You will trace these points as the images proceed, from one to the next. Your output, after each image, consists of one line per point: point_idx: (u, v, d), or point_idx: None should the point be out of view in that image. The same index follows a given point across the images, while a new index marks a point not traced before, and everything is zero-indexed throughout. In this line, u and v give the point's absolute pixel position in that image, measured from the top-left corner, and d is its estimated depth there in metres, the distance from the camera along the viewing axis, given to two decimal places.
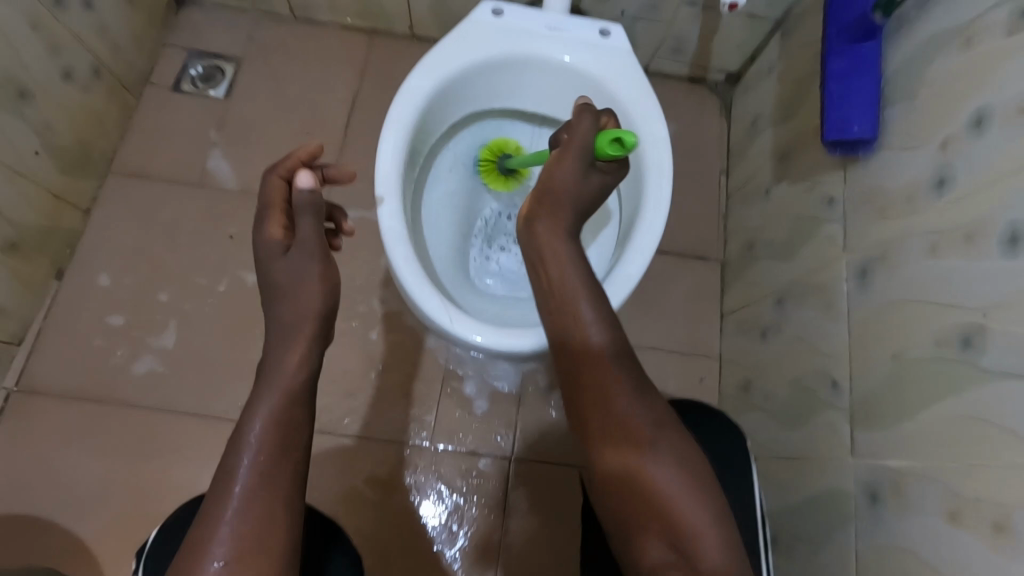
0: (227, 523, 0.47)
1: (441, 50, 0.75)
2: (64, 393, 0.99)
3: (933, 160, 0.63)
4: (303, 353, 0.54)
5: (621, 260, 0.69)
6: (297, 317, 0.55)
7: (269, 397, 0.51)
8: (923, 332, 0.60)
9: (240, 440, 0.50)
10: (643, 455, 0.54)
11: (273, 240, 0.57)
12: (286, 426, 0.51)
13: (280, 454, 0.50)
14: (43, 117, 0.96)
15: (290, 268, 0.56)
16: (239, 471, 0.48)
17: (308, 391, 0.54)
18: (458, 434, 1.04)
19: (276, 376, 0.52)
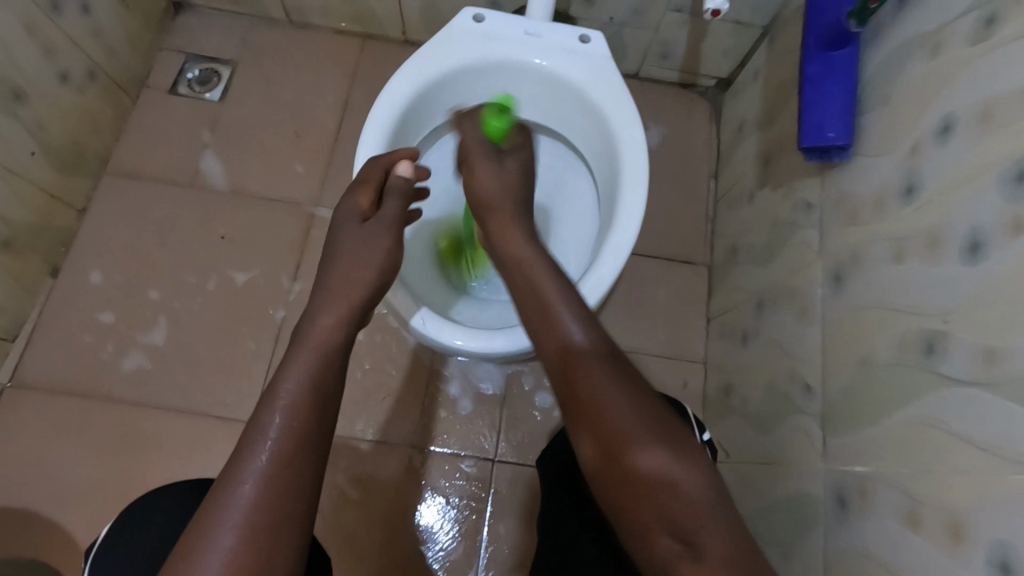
0: (248, 489, 0.43)
1: (422, 56, 0.76)
2: (55, 389, 1.01)
3: (902, 167, 0.63)
4: (343, 319, 0.53)
5: (595, 262, 0.70)
6: (343, 285, 0.55)
7: (301, 359, 0.49)
8: (889, 337, 0.60)
9: (268, 404, 0.47)
10: (630, 439, 0.49)
11: (360, 209, 0.62)
12: (318, 389, 0.48)
13: (310, 417, 0.47)
14: (38, 118, 0.98)
15: (364, 234, 0.59)
16: (264, 437, 0.45)
17: (343, 358, 0.52)
18: (441, 434, 1.05)
19: (311, 339, 0.51)
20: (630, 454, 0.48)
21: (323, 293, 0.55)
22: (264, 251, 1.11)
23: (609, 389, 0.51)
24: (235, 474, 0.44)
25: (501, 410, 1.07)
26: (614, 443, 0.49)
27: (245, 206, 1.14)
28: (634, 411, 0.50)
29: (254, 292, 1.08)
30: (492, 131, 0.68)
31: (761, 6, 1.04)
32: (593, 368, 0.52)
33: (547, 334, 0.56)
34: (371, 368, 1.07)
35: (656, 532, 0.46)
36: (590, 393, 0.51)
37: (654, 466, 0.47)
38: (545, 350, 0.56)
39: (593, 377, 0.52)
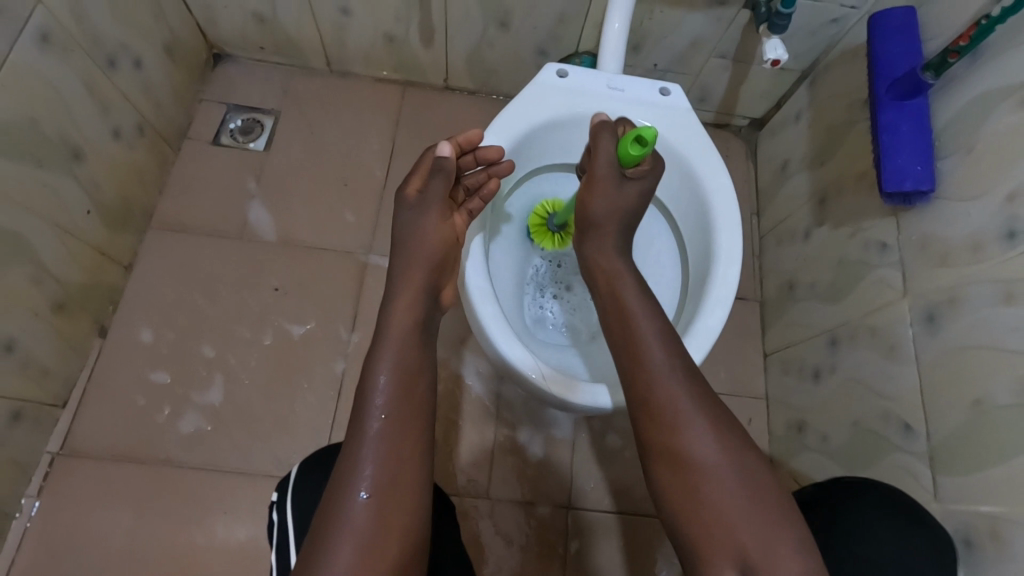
0: (370, 458, 0.54)
1: (510, 112, 0.78)
2: (110, 456, 0.96)
3: (998, 212, 0.66)
4: (411, 305, 0.64)
5: (701, 312, 0.70)
6: (408, 275, 0.66)
7: (386, 349, 0.61)
8: (1005, 377, 0.62)
9: (371, 386, 0.58)
10: (682, 443, 0.57)
11: (409, 194, 0.69)
12: (408, 370, 0.60)
13: (405, 394, 0.58)
14: (94, 175, 0.96)
15: (411, 218, 0.69)
16: (371, 412, 0.57)
17: (419, 338, 0.63)
18: (513, 484, 1.03)
19: (392, 335, 0.62)
20: (709, 488, 0.55)
21: (396, 282, 0.66)
22: (319, 302, 1.09)
23: (697, 428, 0.57)
24: (356, 449, 0.55)
25: (570, 456, 1.06)
26: (695, 473, 0.56)
27: (297, 257, 1.12)
28: (719, 449, 0.56)
29: (312, 345, 1.06)
30: (623, 156, 0.69)
31: (803, 52, 1.08)
32: (682, 403, 0.58)
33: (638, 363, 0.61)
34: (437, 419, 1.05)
35: (708, 544, 0.53)
36: (677, 425, 0.58)
37: (731, 499, 0.54)
38: (634, 384, 0.61)
39: (680, 410, 0.58)
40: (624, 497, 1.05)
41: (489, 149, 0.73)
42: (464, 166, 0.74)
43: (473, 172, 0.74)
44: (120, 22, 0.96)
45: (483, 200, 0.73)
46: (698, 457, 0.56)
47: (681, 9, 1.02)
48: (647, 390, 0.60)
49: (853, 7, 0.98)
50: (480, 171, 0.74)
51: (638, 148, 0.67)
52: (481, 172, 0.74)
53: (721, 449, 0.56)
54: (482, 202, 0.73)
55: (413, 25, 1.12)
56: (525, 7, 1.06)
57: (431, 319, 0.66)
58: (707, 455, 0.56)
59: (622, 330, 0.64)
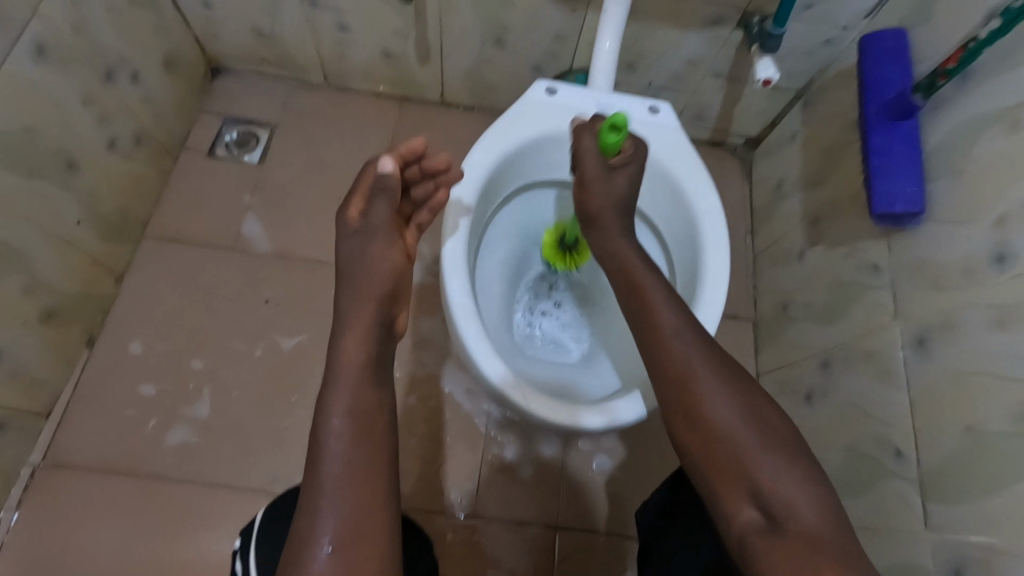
0: (329, 509, 0.52)
1: (499, 129, 0.78)
2: (95, 468, 0.95)
3: (988, 236, 0.66)
4: (361, 341, 0.61)
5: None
6: (356, 310, 0.62)
7: (338, 392, 0.58)
8: (997, 404, 0.61)
9: (325, 432, 0.56)
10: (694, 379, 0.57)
11: (351, 219, 0.66)
12: (362, 412, 0.58)
13: (361, 437, 0.56)
14: (89, 186, 0.97)
15: (357, 245, 0.65)
16: (329, 460, 0.54)
17: (374, 374, 0.60)
18: (502, 504, 1.02)
19: (342, 375, 0.59)
20: (733, 446, 0.53)
21: (344, 318, 0.63)
22: (311, 315, 1.08)
23: (714, 389, 0.56)
24: (314, 501, 0.53)
25: (561, 475, 1.04)
26: (717, 435, 0.54)
27: (290, 270, 1.12)
28: (737, 409, 0.55)
29: (302, 359, 1.05)
30: (603, 146, 0.69)
31: (797, 73, 1.09)
32: (697, 366, 0.57)
33: (655, 331, 0.60)
34: (426, 435, 1.04)
35: (735, 494, 0.52)
36: (693, 387, 0.56)
37: (754, 454, 0.52)
38: (651, 334, 0.60)
39: (693, 372, 0.57)
40: (615, 519, 1.03)
41: (435, 159, 0.69)
42: (410, 178, 0.69)
43: (420, 183, 0.70)
44: (119, 35, 0.97)
45: (431, 212, 0.71)
46: (718, 418, 0.54)
47: (675, 29, 1.02)
48: (663, 355, 0.59)
49: (845, 28, 0.98)
50: (427, 182, 0.70)
51: (616, 133, 0.67)
52: (429, 182, 0.70)
53: (739, 409, 0.55)
54: (430, 214, 0.71)
55: (411, 42, 1.13)
56: (521, 25, 1.07)
57: (386, 352, 0.63)
58: (727, 416, 0.54)
59: (636, 302, 0.63)
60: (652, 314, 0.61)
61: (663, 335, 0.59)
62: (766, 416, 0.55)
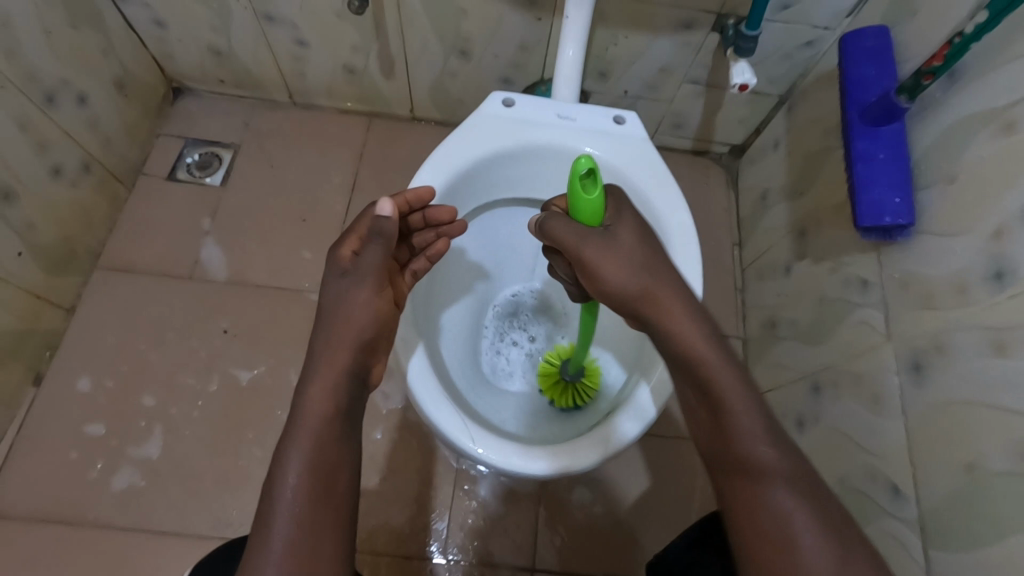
0: None
1: (450, 144, 0.72)
2: (34, 517, 0.89)
3: (985, 250, 0.59)
4: (331, 389, 0.53)
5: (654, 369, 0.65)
6: (330, 353, 0.55)
7: (300, 440, 0.51)
8: (1000, 440, 0.54)
9: (275, 488, 0.49)
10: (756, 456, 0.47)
11: (341, 259, 0.59)
12: (323, 468, 0.50)
13: (319, 499, 0.49)
14: (27, 217, 0.92)
15: (342, 289, 0.58)
16: (275, 523, 0.47)
17: (342, 427, 0.53)
18: (472, 544, 0.95)
19: (303, 424, 0.52)
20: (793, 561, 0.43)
21: (316, 359, 0.55)
22: (270, 346, 1.02)
23: (780, 479, 0.46)
24: (255, 568, 0.46)
25: (536, 511, 0.97)
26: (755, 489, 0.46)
27: (248, 297, 1.06)
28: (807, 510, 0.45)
29: (260, 392, 0.99)
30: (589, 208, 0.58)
31: (779, 77, 1.03)
32: (762, 445, 0.47)
33: (717, 399, 0.50)
34: (390, 470, 0.98)
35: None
36: (756, 475, 0.46)
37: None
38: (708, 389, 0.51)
39: (761, 457, 0.47)
40: (594, 559, 0.95)
41: (440, 208, 0.67)
42: (412, 225, 0.67)
43: (420, 232, 0.67)
44: (60, 58, 0.93)
45: (429, 260, 0.66)
46: (784, 517, 0.44)
47: (646, 35, 0.97)
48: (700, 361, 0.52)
49: (826, 29, 0.93)
50: (429, 231, 0.67)
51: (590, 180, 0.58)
52: (430, 232, 0.67)
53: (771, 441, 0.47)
54: (427, 263, 0.66)
55: (372, 56, 1.08)
56: (485, 36, 1.01)
57: (358, 406, 0.55)
58: (796, 519, 0.44)
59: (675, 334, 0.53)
60: (711, 372, 0.51)
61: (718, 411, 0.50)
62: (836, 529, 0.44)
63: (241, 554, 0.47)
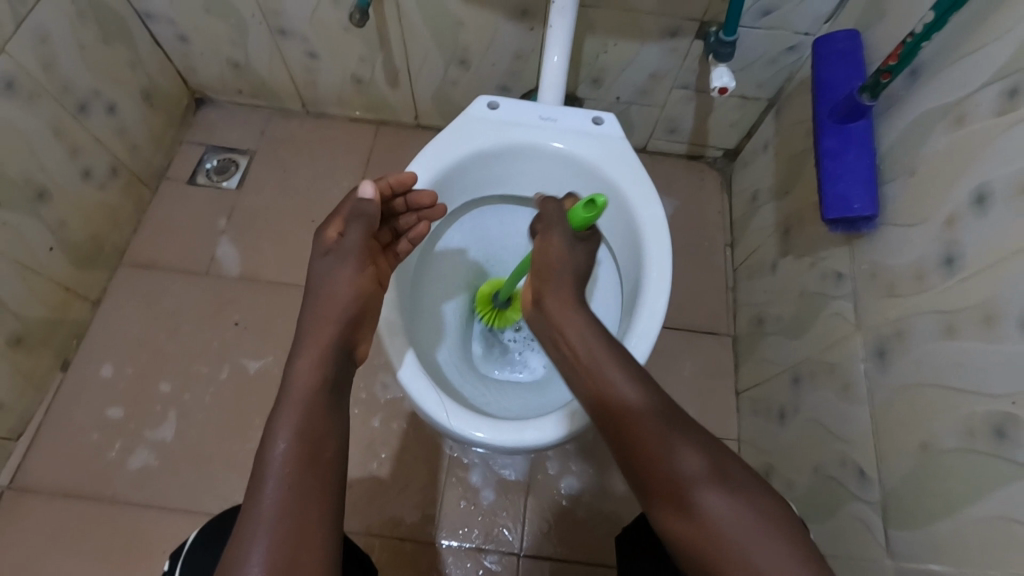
0: (261, 539, 0.49)
1: (438, 144, 0.77)
2: (57, 492, 0.96)
3: (940, 237, 0.61)
4: (317, 364, 0.59)
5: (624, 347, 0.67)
6: (316, 332, 0.61)
7: (288, 414, 0.56)
8: (952, 418, 0.56)
9: (266, 456, 0.54)
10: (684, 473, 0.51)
11: (326, 240, 0.65)
12: (310, 437, 0.55)
13: (306, 467, 0.53)
14: (59, 215, 1.00)
15: (326, 267, 0.64)
16: (266, 489, 0.52)
17: (328, 399, 0.58)
18: (463, 529, 0.98)
19: (292, 398, 0.57)
20: (745, 559, 0.47)
21: (304, 337, 0.61)
22: (278, 338, 1.09)
23: (709, 484, 0.51)
24: (248, 529, 0.50)
25: (526, 500, 1.00)
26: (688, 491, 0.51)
27: (259, 292, 1.13)
28: (738, 506, 0.50)
29: (267, 381, 1.05)
30: (573, 220, 0.67)
31: (765, 81, 1.06)
32: (686, 459, 0.52)
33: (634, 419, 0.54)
34: (388, 458, 1.02)
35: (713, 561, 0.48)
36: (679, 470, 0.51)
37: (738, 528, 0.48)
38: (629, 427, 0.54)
39: (691, 470, 0.51)
40: (581, 546, 0.98)
41: (421, 194, 0.72)
42: (394, 209, 0.72)
43: (403, 216, 0.73)
44: (93, 71, 1.02)
45: (410, 243, 0.72)
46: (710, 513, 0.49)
47: (634, 42, 1.01)
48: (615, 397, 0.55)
49: (807, 33, 0.96)
50: (410, 215, 0.73)
51: (590, 210, 0.64)
52: (412, 216, 0.73)
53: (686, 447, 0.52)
54: (410, 245, 0.72)
55: (378, 67, 1.15)
56: (481, 46, 1.07)
57: (344, 379, 0.60)
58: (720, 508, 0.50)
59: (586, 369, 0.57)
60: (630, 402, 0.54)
61: (637, 443, 0.53)
62: (764, 510, 0.50)
63: (237, 519, 0.52)
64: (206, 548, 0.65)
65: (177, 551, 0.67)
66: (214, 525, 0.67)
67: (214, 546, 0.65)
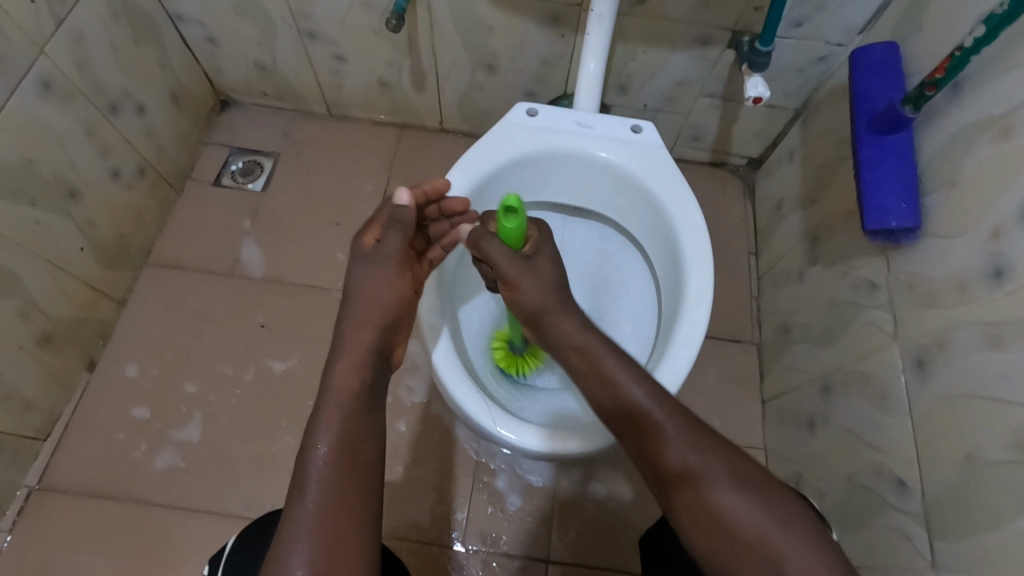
0: (302, 543, 0.49)
1: (477, 150, 0.78)
2: (83, 492, 0.96)
3: (985, 249, 0.62)
4: (356, 369, 0.58)
5: (667, 354, 0.67)
6: (354, 335, 0.60)
7: (328, 417, 0.55)
8: (997, 430, 0.56)
9: (307, 459, 0.54)
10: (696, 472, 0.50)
11: (365, 245, 0.65)
12: (349, 443, 0.55)
13: (345, 473, 0.53)
14: (89, 214, 1.00)
15: (366, 272, 0.63)
16: (306, 493, 0.52)
17: (366, 404, 0.57)
18: (489, 535, 0.98)
19: (330, 402, 0.56)
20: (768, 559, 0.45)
21: (344, 339, 0.60)
22: (303, 340, 1.09)
23: (726, 484, 0.49)
24: (289, 532, 0.50)
25: (552, 507, 1.00)
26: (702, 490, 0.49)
27: (284, 294, 1.13)
28: (755, 506, 0.48)
29: (293, 383, 1.05)
30: (506, 237, 0.62)
31: (793, 91, 1.07)
32: (699, 457, 0.50)
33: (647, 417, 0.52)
34: (414, 462, 1.02)
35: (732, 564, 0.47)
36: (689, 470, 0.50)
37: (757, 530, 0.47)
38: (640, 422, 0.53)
39: (705, 468, 0.50)
40: (608, 552, 0.98)
41: (454, 200, 0.72)
42: (428, 215, 0.72)
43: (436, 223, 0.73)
44: (124, 71, 1.02)
45: (444, 249, 0.71)
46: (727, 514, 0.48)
47: (665, 50, 1.02)
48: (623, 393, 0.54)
49: (838, 44, 0.96)
50: (443, 221, 0.72)
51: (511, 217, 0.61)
52: (445, 222, 0.72)
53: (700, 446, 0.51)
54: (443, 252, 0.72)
55: (405, 71, 1.16)
56: (510, 52, 1.08)
57: (383, 383, 0.60)
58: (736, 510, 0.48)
59: (598, 372, 0.56)
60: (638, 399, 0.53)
61: (647, 445, 0.52)
62: (787, 513, 0.48)
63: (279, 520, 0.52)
64: (244, 551, 0.65)
65: (216, 553, 0.67)
66: (252, 528, 0.67)
67: (252, 548, 0.65)
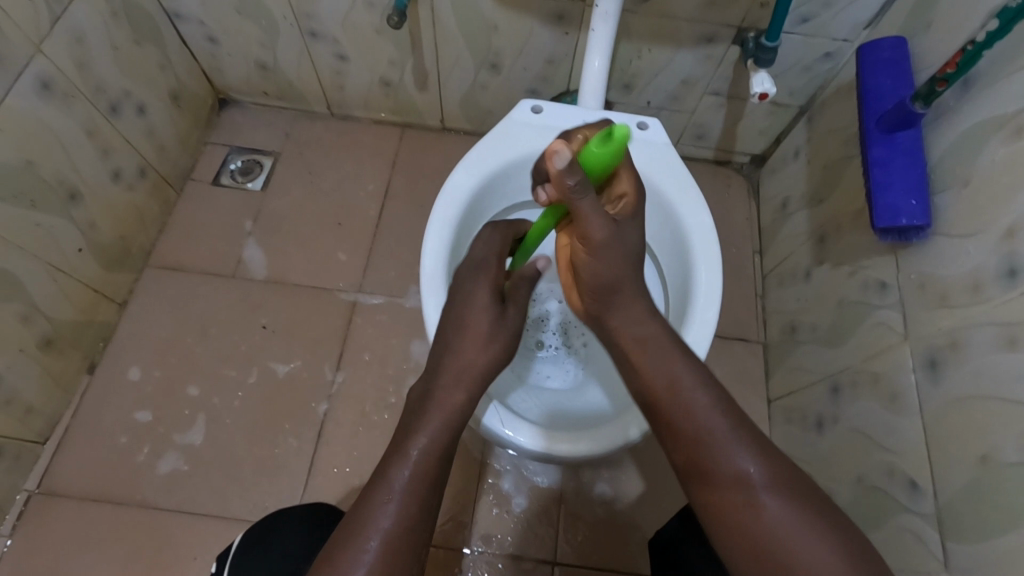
0: (377, 537, 0.48)
1: (481, 149, 0.77)
2: (85, 496, 0.95)
3: (999, 249, 0.61)
4: (464, 385, 0.57)
5: None
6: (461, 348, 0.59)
7: (433, 421, 0.54)
8: (1012, 432, 0.55)
9: (402, 453, 0.52)
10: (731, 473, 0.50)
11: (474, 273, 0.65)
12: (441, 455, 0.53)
13: (432, 484, 0.52)
14: (89, 216, 0.99)
15: (466, 295, 0.63)
16: (392, 486, 0.51)
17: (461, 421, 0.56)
18: (495, 536, 0.98)
19: (437, 410, 0.55)
20: (799, 569, 0.45)
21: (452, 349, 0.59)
22: (306, 341, 1.08)
23: (763, 485, 0.49)
24: (365, 520, 0.49)
25: (558, 508, 1.00)
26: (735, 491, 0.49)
27: (287, 295, 1.12)
28: (795, 515, 0.47)
29: (296, 385, 1.04)
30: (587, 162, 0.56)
31: (798, 89, 1.06)
32: (744, 460, 0.50)
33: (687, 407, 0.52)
34: None
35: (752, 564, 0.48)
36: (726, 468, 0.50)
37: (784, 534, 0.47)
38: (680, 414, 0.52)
39: (747, 474, 0.49)
40: (615, 554, 0.98)
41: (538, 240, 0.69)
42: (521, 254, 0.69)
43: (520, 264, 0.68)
44: (124, 71, 1.01)
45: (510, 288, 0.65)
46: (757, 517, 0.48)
47: (670, 48, 1.01)
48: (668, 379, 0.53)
49: (845, 41, 0.96)
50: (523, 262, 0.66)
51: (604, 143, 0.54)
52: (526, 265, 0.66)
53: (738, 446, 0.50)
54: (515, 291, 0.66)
55: (408, 70, 1.15)
56: (514, 50, 1.07)
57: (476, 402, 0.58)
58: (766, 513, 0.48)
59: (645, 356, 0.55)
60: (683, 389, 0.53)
61: (690, 440, 0.51)
62: (822, 523, 0.47)
63: (352, 504, 0.51)
64: (250, 549, 0.65)
65: (225, 551, 0.67)
66: (260, 525, 0.67)
67: (260, 544, 0.65)
